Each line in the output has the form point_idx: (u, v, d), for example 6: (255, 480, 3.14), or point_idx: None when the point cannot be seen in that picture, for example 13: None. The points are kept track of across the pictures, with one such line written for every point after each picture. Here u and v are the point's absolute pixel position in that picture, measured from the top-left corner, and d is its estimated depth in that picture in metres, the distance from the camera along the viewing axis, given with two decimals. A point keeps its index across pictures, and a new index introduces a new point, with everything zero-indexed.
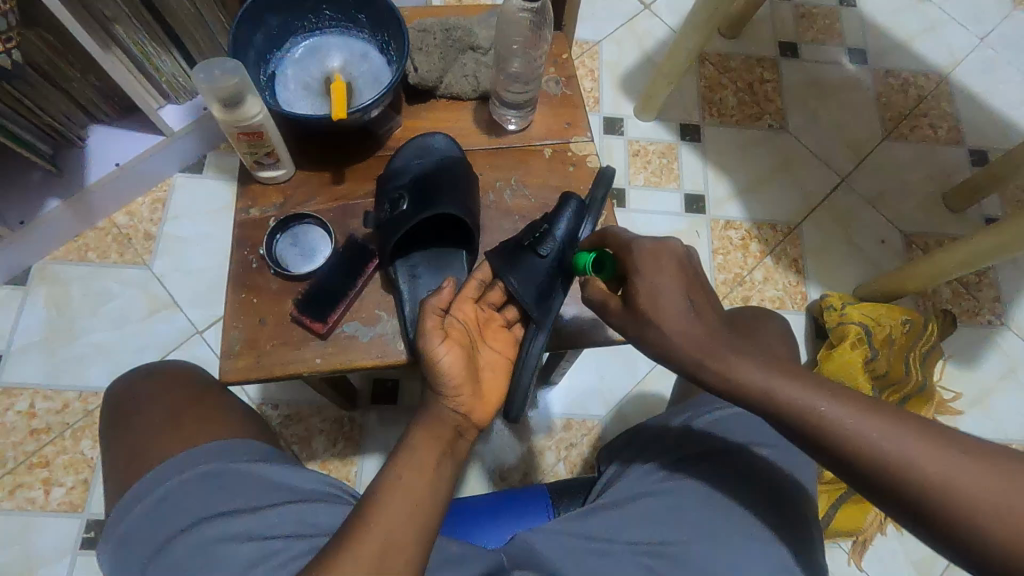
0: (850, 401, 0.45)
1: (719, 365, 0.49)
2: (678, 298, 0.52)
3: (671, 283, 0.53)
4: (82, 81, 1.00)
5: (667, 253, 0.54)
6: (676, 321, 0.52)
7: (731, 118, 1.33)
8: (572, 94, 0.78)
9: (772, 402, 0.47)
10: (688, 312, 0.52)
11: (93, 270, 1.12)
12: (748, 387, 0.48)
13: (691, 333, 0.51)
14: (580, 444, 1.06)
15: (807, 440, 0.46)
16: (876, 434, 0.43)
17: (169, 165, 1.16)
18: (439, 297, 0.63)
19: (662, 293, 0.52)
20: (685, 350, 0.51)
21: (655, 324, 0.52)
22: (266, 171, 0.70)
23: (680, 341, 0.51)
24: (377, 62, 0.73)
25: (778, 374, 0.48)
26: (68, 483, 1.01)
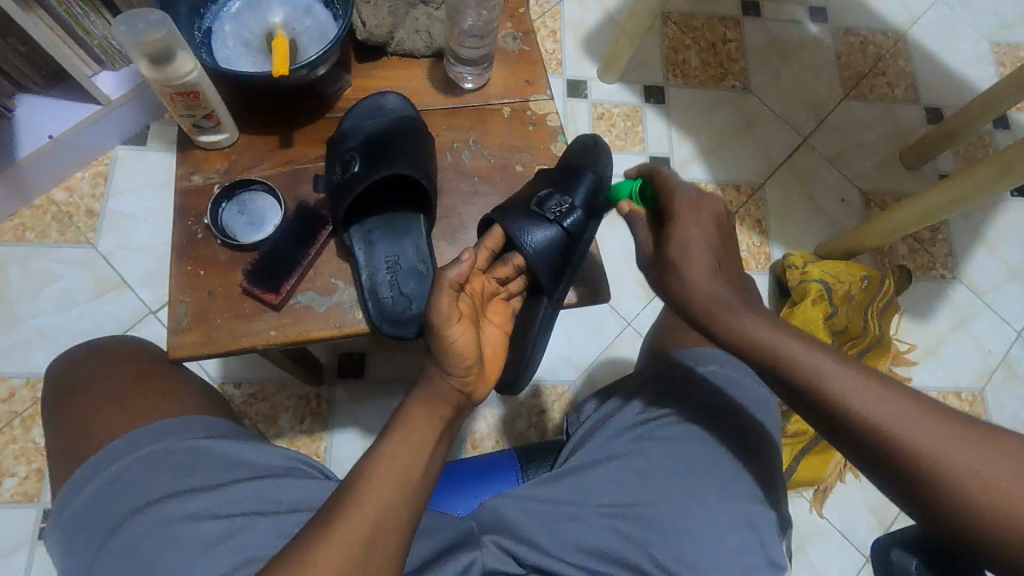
0: (857, 373, 0.49)
1: (727, 324, 0.54)
2: (702, 256, 0.58)
3: (699, 234, 0.58)
4: (5, 45, 0.92)
5: (706, 208, 0.60)
6: (704, 277, 0.57)
7: (695, 79, 1.32)
8: (530, 50, 0.75)
9: (781, 361, 0.51)
10: (713, 265, 0.58)
11: (31, 250, 1.06)
12: (755, 337, 0.53)
13: (705, 290, 0.56)
14: (551, 410, 1.07)
15: (806, 398, 0.50)
16: (869, 400, 0.47)
17: (109, 137, 1.09)
18: (457, 270, 0.57)
19: (691, 247, 0.58)
20: (705, 296, 0.56)
21: (679, 273, 0.58)
22: (207, 135, 0.65)
23: (700, 295, 0.56)
24: (322, 16, 0.69)
25: (788, 336, 0.52)
26: (21, 473, 0.97)
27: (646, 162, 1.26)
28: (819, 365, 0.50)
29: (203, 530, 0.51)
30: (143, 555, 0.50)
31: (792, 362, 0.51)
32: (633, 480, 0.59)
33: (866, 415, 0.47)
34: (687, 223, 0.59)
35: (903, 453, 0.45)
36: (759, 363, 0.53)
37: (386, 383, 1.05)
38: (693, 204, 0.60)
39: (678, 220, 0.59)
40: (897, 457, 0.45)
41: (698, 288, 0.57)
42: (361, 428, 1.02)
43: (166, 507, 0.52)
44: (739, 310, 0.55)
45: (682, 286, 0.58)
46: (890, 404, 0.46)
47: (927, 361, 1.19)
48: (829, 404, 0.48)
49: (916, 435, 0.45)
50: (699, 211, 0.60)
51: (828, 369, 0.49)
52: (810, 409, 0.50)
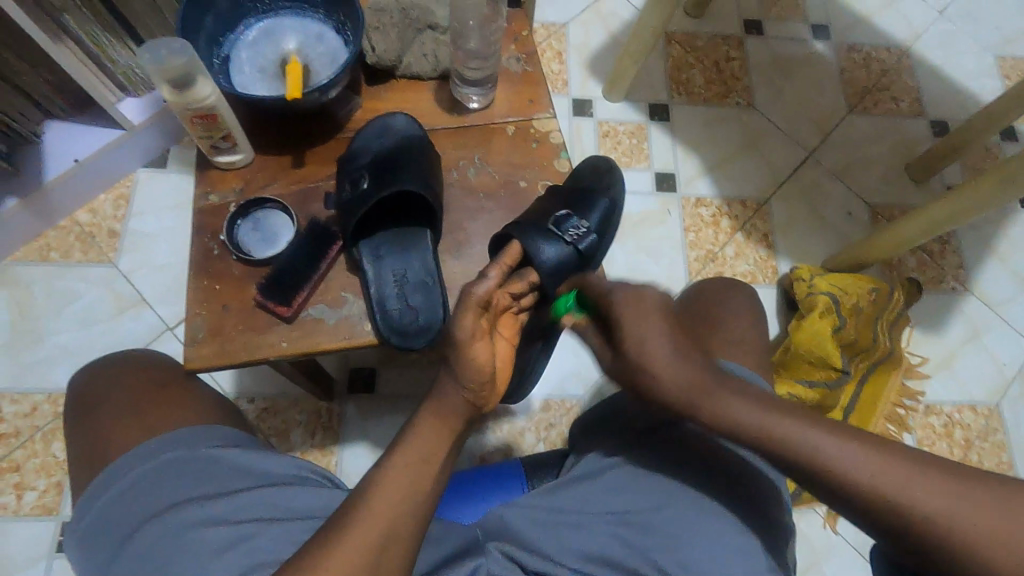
0: (858, 445, 0.48)
1: (711, 412, 0.52)
2: (663, 336, 0.55)
3: (653, 325, 0.55)
4: (35, 75, 0.97)
5: (646, 299, 0.57)
6: (666, 367, 0.54)
7: (699, 97, 1.34)
8: (533, 71, 0.77)
9: (773, 442, 0.50)
10: (677, 352, 0.55)
11: (55, 270, 1.10)
12: (742, 423, 0.51)
13: (676, 374, 0.53)
14: (560, 424, 1.08)
15: (804, 472, 0.49)
16: (871, 472, 0.47)
17: (132, 161, 1.14)
18: (485, 286, 0.55)
19: (647, 340, 0.55)
20: (674, 394, 0.53)
21: (645, 371, 0.54)
22: (224, 156, 0.68)
23: (673, 385, 0.53)
24: (333, 42, 0.72)
25: (775, 416, 0.51)
26: (41, 486, 0.99)
27: (651, 178, 1.27)
28: (819, 438, 0.49)
29: (217, 533, 0.53)
30: (156, 560, 0.52)
31: (787, 441, 0.50)
32: (638, 489, 0.60)
33: (872, 485, 0.47)
34: (636, 320, 0.55)
35: (907, 518, 0.46)
36: (747, 442, 0.51)
37: (396, 398, 1.06)
38: (632, 288, 0.57)
39: (623, 318, 0.56)
40: (904, 522, 0.46)
41: (667, 385, 0.53)
42: (372, 442, 1.03)
43: (182, 512, 0.54)
44: (718, 393, 0.53)
45: (655, 374, 0.54)
46: (893, 473, 0.47)
47: (940, 374, 1.17)
48: (830, 474, 0.48)
49: (920, 496, 0.45)
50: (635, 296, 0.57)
51: (825, 445, 0.49)
52: (808, 480, 0.49)
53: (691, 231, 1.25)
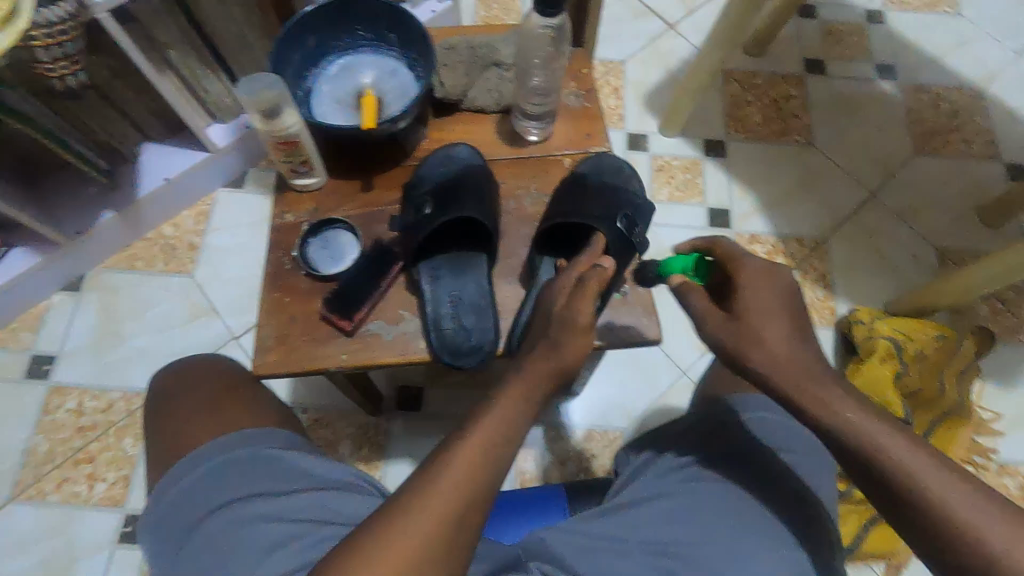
0: (950, 474, 0.47)
1: (814, 397, 0.53)
2: (775, 318, 0.57)
3: (772, 303, 0.58)
4: (139, 101, 1.08)
5: (776, 277, 0.59)
6: (780, 342, 0.56)
7: (756, 134, 1.34)
8: (592, 107, 0.80)
9: (864, 443, 0.50)
10: (792, 336, 0.57)
11: (140, 278, 1.19)
12: (841, 416, 0.51)
13: (780, 348, 0.56)
14: (601, 455, 1.08)
15: (885, 484, 0.49)
16: (955, 502, 0.46)
17: (213, 181, 1.23)
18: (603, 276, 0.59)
19: (764, 310, 0.57)
20: (782, 371, 0.55)
21: (758, 345, 0.56)
22: (300, 179, 0.74)
23: (782, 363, 0.55)
24: (406, 77, 0.77)
25: (877, 421, 0.51)
26: (110, 478, 1.06)
27: (705, 213, 1.27)
28: (910, 455, 0.48)
29: (272, 530, 0.56)
30: (219, 551, 0.55)
31: (877, 447, 0.49)
32: (684, 520, 0.58)
33: (955, 515, 0.45)
34: (758, 293, 0.58)
35: (983, 560, 0.44)
36: (836, 439, 0.51)
37: (441, 418, 1.09)
38: (763, 271, 0.59)
39: (747, 288, 0.59)
40: (977, 563, 0.44)
41: (778, 358, 0.55)
42: (415, 460, 1.06)
43: (242, 508, 0.57)
44: (825, 381, 0.54)
45: (765, 352, 0.56)
46: (978, 513, 0.45)
47: (1014, 431, 1.10)
48: (911, 492, 0.47)
49: (1000, 543, 0.44)
50: (762, 279, 0.59)
51: (916, 462, 0.48)
52: (886, 493, 0.49)
53: None
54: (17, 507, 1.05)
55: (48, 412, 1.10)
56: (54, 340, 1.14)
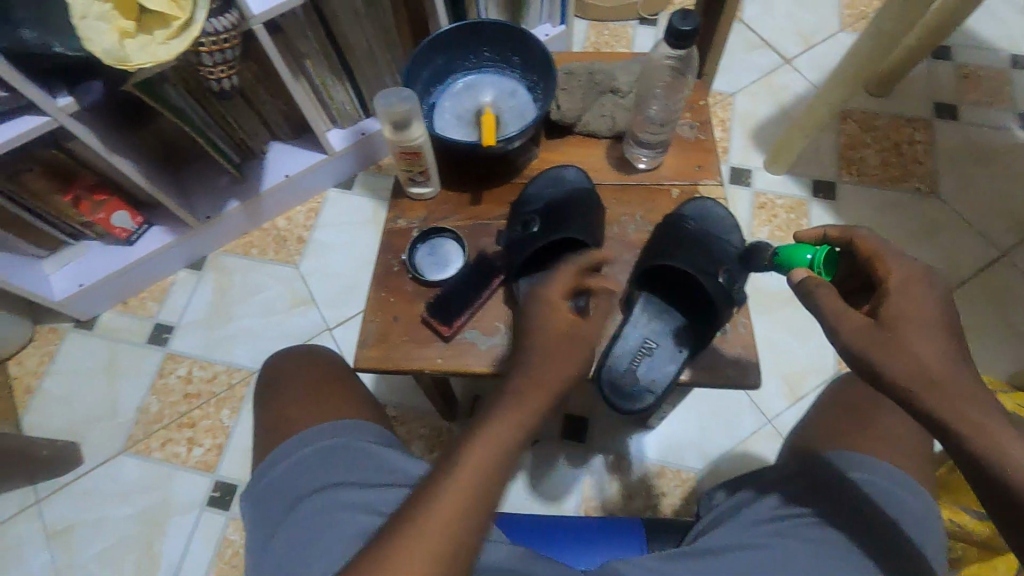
0: None
1: (968, 421, 0.47)
2: (934, 331, 0.49)
3: (927, 310, 0.50)
4: (274, 105, 1.18)
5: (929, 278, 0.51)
6: (935, 357, 0.48)
7: (872, 178, 1.26)
8: (705, 139, 0.79)
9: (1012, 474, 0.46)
10: (948, 349, 0.49)
11: (253, 264, 1.29)
12: (996, 446, 0.46)
13: (936, 366, 0.48)
14: (672, 494, 1.05)
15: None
16: None
17: (326, 181, 1.33)
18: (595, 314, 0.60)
19: (916, 318, 0.50)
20: (935, 391, 0.48)
21: (911, 357, 0.48)
22: (415, 187, 0.78)
23: (935, 383, 0.48)
24: (524, 99, 0.81)
25: None
26: (207, 445, 1.16)
27: None
28: None
29: (357, 521, 0.58)
30: (313, 532, 0.58)
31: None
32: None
33: None
34: (913, 299, 0.51)
35: None
36: (982, 467, 0.46)
37: None
38: (915, 273, 0.52)
39: (898, 292, 0.51)
40: None
41: (934, 376, 0.48)
42: None
43: (336, 494, 0.60)
44: (981, 404, 0.47)
45: (919, 367, 0.48)
46: None
47: None
48: None
49: None
50: (913, 287, 0.51)
51: None
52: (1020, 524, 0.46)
53: None
54: (125, 458, 1.16)
55: (162, 376, 1.21)
56: (175, 312, 1.26)
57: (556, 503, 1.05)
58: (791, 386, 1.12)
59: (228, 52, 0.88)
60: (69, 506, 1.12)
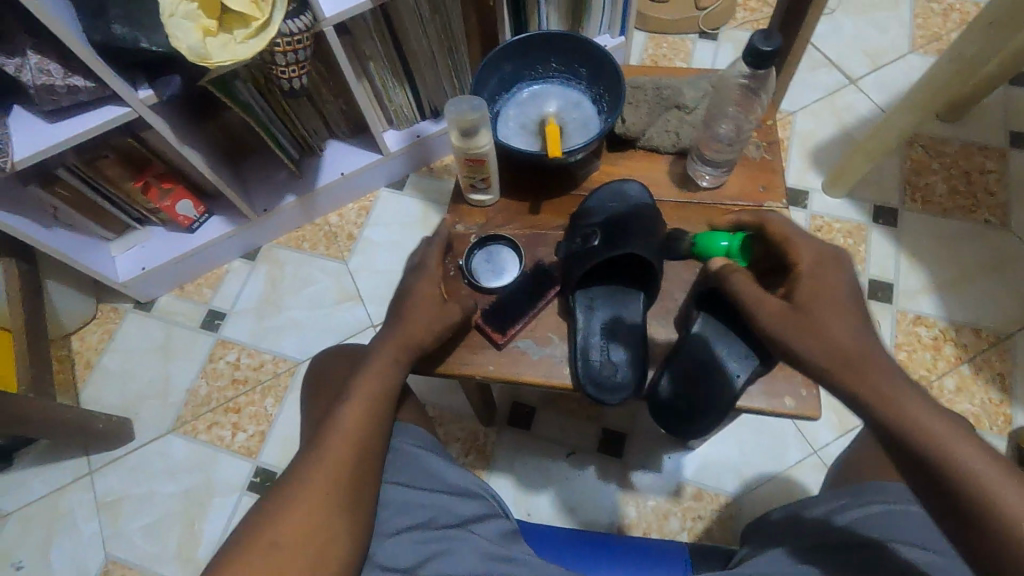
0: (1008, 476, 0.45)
1: (857, 381, 0.50)
2: (839, 310, 0.54)
3: (833, 291, 0.55)
4: (335, 104, 1.20)
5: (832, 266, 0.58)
6: (838, 328, 0.53)
7: (937, 206, 1.22)
8: (772, 159, 0.78)
9: (919, 438, 0.47)
10: (850, 322, 0.53)
11: (304, 257, 1.32)
12: (902, 412, 0.48)
13: (846, 340, 0.52)
14: (708, 518, 1.03)
15: (939, 489, 0.46)
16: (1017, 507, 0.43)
17: (378, 180, 1.35)
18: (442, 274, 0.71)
19: (822, 298, 0.55)
20: (825, 357, 0.52)
21: (817, 329, 0.53)
22: (476, 194, 0.79)
23: (829, 348, 0.52)
24: (589, 111, 0.82)
25: (936, 418, 0.47)
26: (250, 430, 1.19)
27: (864, 283, 1.17)
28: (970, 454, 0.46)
29: (410, 533, 0.60)
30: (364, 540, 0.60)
31: (930, 443, 0.46)
32: None
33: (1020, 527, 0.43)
34: (819, 280, 0.56)
35: None
36: (886, 434, 0.48)
37: (550, 441, 1.10)
38: (823, 264, 0.58)
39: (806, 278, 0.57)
40: None
41: (828, 341, 0.52)
42: (519, 476, 1.08)
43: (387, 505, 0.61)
44: (872, 366, 0.50)
45: (819, 336, 0.52)
46: None
47: None
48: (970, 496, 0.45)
49: None
50: (823, 273, 0.57)
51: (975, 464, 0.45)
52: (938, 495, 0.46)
53: (902, 349, 1.12)
54: (173, 437, 1.20)
55: (212, 361, 1.25)
56: (228, 299, 1.30)
57: (590, 517, 1.04)
58: (840, 417, 1.08)
59: (298, 52, 0.90)
60: (120, 479, 1.17)
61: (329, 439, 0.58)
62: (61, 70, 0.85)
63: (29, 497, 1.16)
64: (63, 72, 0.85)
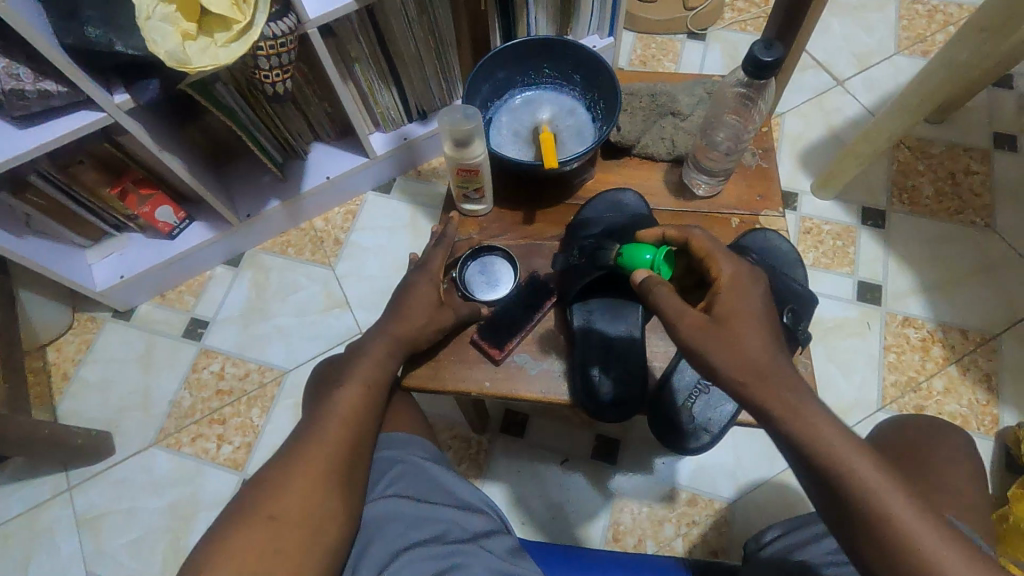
0: (895, 484, 0.47)
1: (766, 393, 0.49)
2: (756, 322, 0.52)
3: (752, 304, 0.53)
4: (319, 107, 1.18)
5: (750, 276, 0.56)
6: (754, 342, 0.51)
7: (924, 208, 1.22)
8: (768, 167, 0.80)
9: (817, 448, 0.47)
10: (765, 334, 0.52)
11: (290, 263, 1.29)
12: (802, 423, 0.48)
13: (759, 354, 0.50)
14: (703, 524, 1.03)
15: (836, 496, 0.47)
16: (902, 513, 0.46)
17: (365, 184, 1.32)
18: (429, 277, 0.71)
19: (738, 309, 0.53)
20: (741, 368, 0.50)
21: (735, 340, 0.50)
22: (470, 204, 0.80)
23: (744, 362, 0.50)
24: (583, 117, 0.82)
25: (834, 429, 0.48)
26: (236, 442, 1.16)
27: (854, 286, 1.17)
28: (863, 464, 0.47)
29: (422, 546, 0.58)
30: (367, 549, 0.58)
31: (828, 454, 0.47)
32: None
33: (902, 533, 0.45)
34: (738, 293, 0.54)
35: None
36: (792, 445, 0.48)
37: (544, 449, 1.08)
38: (744, 274, 0.56)
39: (724, 290, 0.54)
40: None
41: (744, 357, 0.50)
42: (513, 485, 1.06)
43: (395, 514, 0.60)
44: (780, 381, 0.49)
45: (735, 349, 0.50)
46: (923, 531, 0.45)
47: None
48: (863, 503, 0.46)
49: (940, 558, 0.44)
50: (744, 284, 0.55)
51: (867, 474, 0.47)
52: (833, 501, 0.48)
53: (892, 351, 1.12)
54: (156, 450, 1.16)
55: (195, 371, 1.22)
56: (211, 307, 1.27)
57: (585, 525, 1.03)
58: None
59: (278, 57, 0.87)
60: (100, 495, 1.13)
61: (298, 455, 0.56)
62: (31, 74, 0.81)
63: (6, 514, 1.12)
64: (33, 76, 0.81)
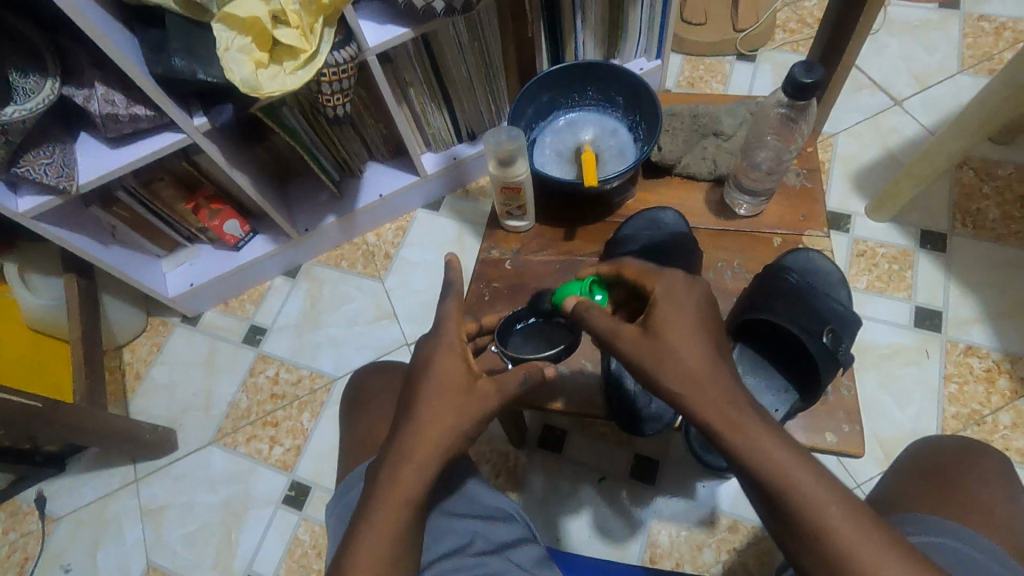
0: (839, 495, 0.47)
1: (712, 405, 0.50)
2: (693, 333, 0.53)
3: (687, 313, 0.55)
4: (374, 128, 1.24)
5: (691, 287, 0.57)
6: (691, 352, 0.52)
7: (990, 232, 1.17)
8: (812, 187, 0.80)
9: (755, 462, 0.48)
10: (699, 342, 0.53)
11: (342, 276, 1.36)
12: (738, 435, 0.48)
13: (698, 364, 0.52)
14: (744, 551, 1.00)
15: (779, 508, 0.48)
16: (844, 524, 0.46)
17: (415, 201, 1.38)
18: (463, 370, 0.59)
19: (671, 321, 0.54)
20: (691, 380, 0.51)
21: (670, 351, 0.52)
22: (512, 221, 0.83)
23: (686, 373, 0.51)
24: (625, 138, 0.84)
25: (773, 440, 0.48)
26: (287, 445, 1.22)
27: (911, 312, 1.13)
28: (804, 477, 0.47)
29: (447, 561, 0.60)
30: None
31: (770, 468, 0.47)
32: None
33: (843, 544, 0.45)
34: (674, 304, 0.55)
35: None
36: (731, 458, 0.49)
37: (581, 465, 1.09)
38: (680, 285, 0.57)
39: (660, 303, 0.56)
40: None
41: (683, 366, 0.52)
42: (549, 501, 1.07)
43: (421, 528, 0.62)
44: (722, 392, 0.50)
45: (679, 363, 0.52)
46: (865, 544, 0.45)
47: None
48: (803, 515, 0.46)
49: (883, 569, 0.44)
50: (679, 293, 0.56)
51: (809, 485, 0.47)
52: (776, 512, 0.48)
53: (953, 380, 1.07)
54: (214, 449, 1.24)
55: (253, 375, 1.29)
56: (269, 316, 1.35)
57: (620, 545, 1.02)
58: (886, 452, 1.03)
59: (337, 83, 0.93)
60: (163, 488, 1.21)
61: None
62: (124, 100, 0.90)
63: (80, 500, 1.21)
64: (127, 102, 0.90)
